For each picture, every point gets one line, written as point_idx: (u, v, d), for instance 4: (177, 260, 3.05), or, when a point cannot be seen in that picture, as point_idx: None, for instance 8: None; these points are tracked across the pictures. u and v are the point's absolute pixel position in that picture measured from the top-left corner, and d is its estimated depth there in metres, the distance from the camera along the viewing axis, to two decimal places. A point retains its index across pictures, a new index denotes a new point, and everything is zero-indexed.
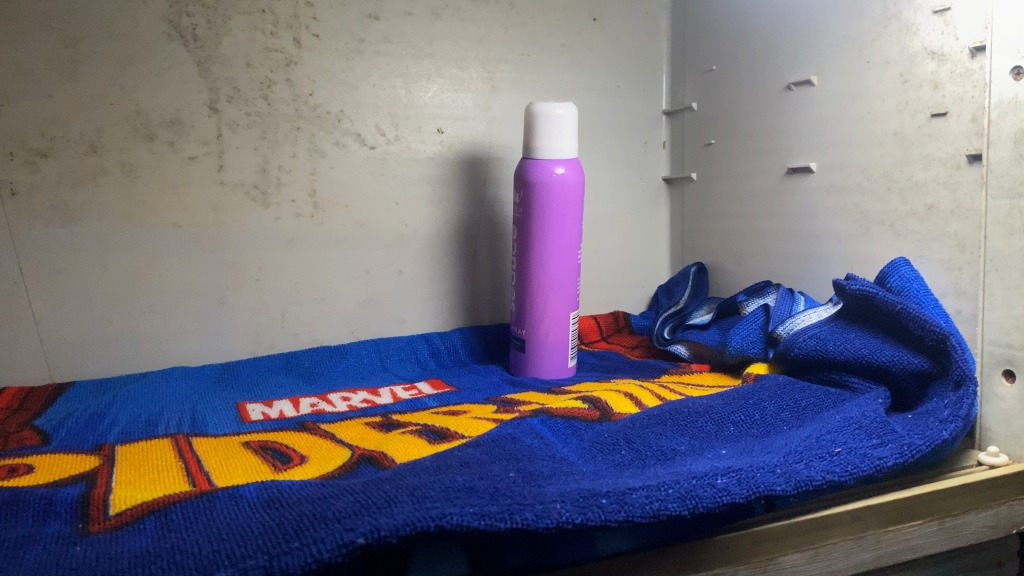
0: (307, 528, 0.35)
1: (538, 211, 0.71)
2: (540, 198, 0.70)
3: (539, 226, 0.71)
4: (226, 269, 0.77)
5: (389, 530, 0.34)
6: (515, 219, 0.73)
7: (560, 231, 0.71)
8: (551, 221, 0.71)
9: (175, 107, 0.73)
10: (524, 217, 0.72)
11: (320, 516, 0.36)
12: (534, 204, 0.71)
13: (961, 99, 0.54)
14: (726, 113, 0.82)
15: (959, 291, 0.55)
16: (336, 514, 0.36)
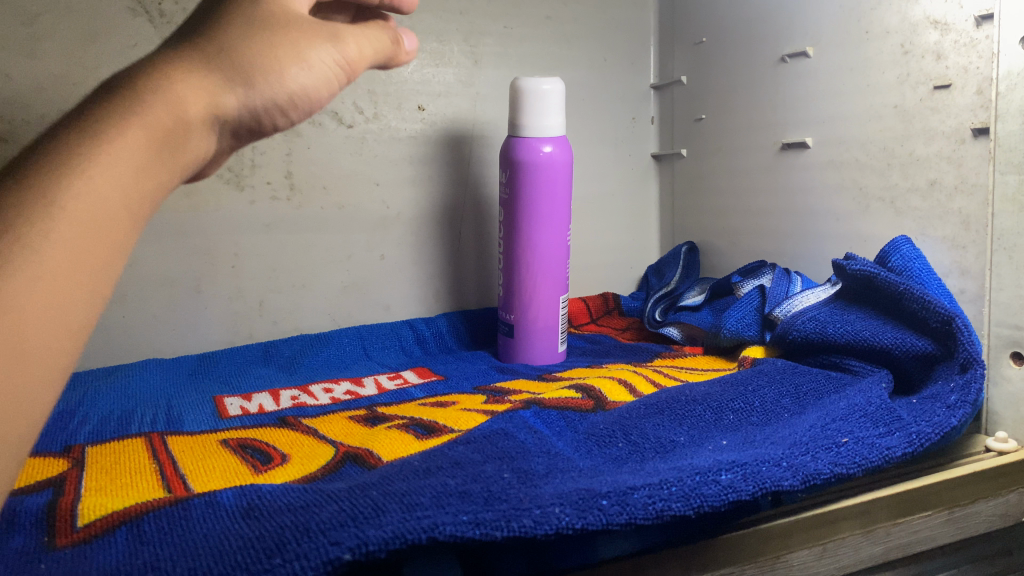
0: (290, 541, 0.32)
1: (526, 191, 0.68)
2: (528, 178, 0.67)
3: (526, 207, 0.68)
4: (201, 255, 0.74)
5: (378, 543, 0.32)
6: (501, 200, 0.71)
7: (548, 212, 0.68)
8: (540, 202, 0.68)
9: None
10: (511, 197, 0.69)
11: (303, 528, 0.33)
12: (522, 185, 0.68)
13: (965, 70, 0.52)
14: (717, 86, 0.80)
15: (963, 270, 0.53)
16: (319, 525, 0.33)
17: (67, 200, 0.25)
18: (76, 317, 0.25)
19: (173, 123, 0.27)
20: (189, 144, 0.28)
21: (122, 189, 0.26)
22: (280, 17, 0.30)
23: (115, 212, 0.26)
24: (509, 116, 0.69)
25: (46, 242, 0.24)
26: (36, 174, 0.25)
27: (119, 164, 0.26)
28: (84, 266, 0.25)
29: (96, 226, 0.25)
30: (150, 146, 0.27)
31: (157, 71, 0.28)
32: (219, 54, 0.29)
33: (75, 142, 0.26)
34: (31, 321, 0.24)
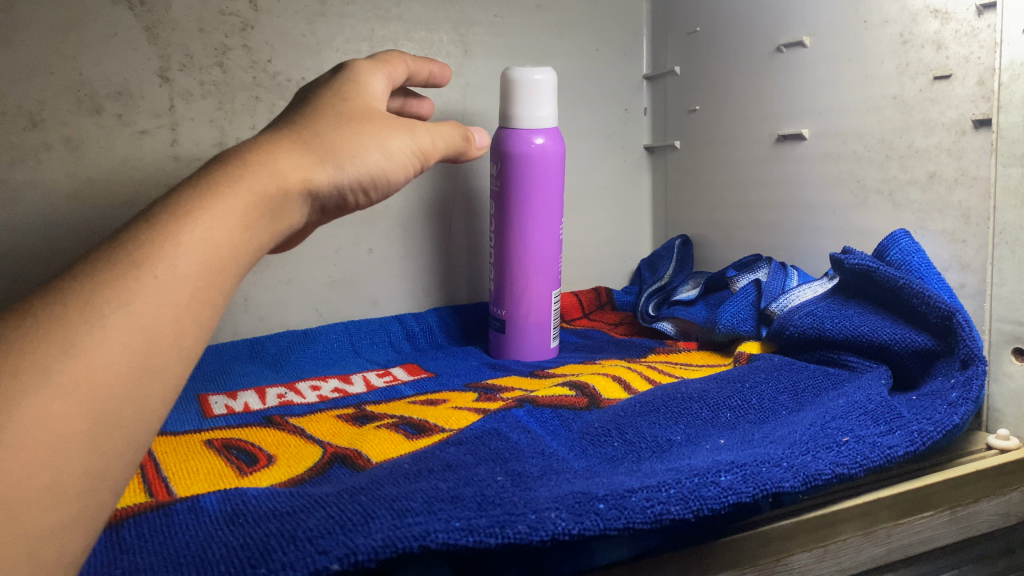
0: (275, 550, 0.31)
1: (518, 184, 0.67)
2: (520, 170, 0.66)
3: (517, 199, 0.67)
4: None
5: (368, 553, 0.31)
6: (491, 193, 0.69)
7: (540, 205, 0.67)
8: (532, 195, 0.67)
9: (123, 77, 0.68)
10: (502, 190, 0.67)
11: (289, 535, 0.32)
12: (513, 177, 0.67)
13: (966, 60, 0.51)
14: (711, 77, 0.78)
15: (963, 264, 0.52)
16: (306, 532, 0.32)
17: (187, 239, 0.28)
18: (186, 344, 0.27)
19: (276, 189, 0.31)
20: (291, 204, 0.32)
21: (232, 237, 0.29)
22: (366, 112, 0.37)
23: (225, 254, 0.29)
24: (500, 107, 0.67)
25: (168, 271, 0.27)
26: (165, 217, 0.28)
27: (233, 213, 0.29)
28: (198, 301, 0.28)
29: (210, 265, 0.28)
30: (262, 199, 0.30)
31: (269, 144, 0.33)
32: (314, 138, 0.34)
33: (197, 193, 0.29)
34: (149, 341, 0.26)
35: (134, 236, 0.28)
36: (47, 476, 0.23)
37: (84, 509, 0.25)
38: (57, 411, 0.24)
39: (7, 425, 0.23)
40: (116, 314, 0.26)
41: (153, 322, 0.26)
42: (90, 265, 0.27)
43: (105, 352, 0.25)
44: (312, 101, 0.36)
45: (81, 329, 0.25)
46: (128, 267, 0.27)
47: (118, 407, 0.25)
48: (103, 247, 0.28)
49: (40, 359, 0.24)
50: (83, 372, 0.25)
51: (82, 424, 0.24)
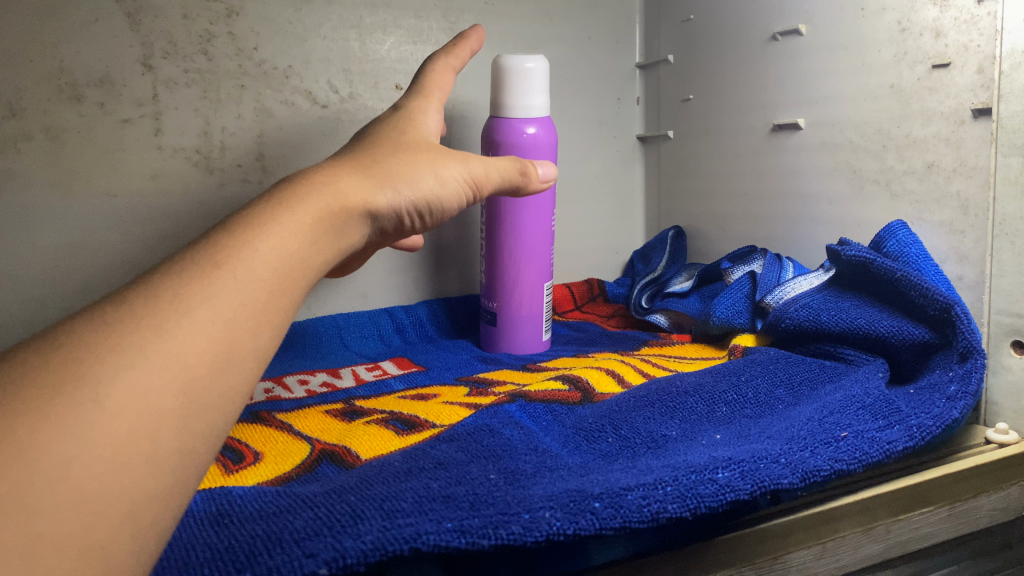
0: (261, 553, 0.30)
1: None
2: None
3: None
4: (168, 243, 0.71)
5: (357, 556, 0.30)
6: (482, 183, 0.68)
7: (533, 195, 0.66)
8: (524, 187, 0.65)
9: (104, 64, 0.66)
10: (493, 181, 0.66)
11: (275, 537, 0.31)
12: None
13: (965, 48, 0.50)
14: (705, 65, 0.77)
15: (961, 255, 0.51)
16: (293, 534, 0.31)
17: (261, 244, 0.29)
18: (260, 344, 0.28)
19: (338, 207, 0.32)
20: (351, 224, 0.33)
21: (302, 247, 0.30)
22: (422, 145, 0.40)
23: (296, 265, 0.30)
24: (491, 96, 0.66)
25: (246, 272, 0.28)
26: (242, 227, 0.30)
27: (301, 225, 0.30)
28: (271, 303, 0.28)
29: (282, 271, 0.29)
30: (326, 216, 0.32)
31: (332, 170, 0.35)
32: (375, 165, 0.36)
33: (269, 206, 0.31)
34: (230, 334, 0.27)
35: (215, 243, 0.29)
36: (142, 449, 0.24)
37: (176, 481, 0.25)
38: (150, 389, 0.24)
39: (107, 396, 0.24)
40: (201, 306, 0.26)
41: (231, 316, 0.27)
42: (177, 265, 0.28)
43: (192, 339, 0.26)
44: (375, 137, 0.39)
45: (169, 317, 0.26)
46: (209, 267, 0.28)
47: (204, 393, 0.26)
48: (187, 252, 0.29)
49: (136, 338, 0.25)
50: (174, 356, 0.25)
51: (173, 403, 0.25)
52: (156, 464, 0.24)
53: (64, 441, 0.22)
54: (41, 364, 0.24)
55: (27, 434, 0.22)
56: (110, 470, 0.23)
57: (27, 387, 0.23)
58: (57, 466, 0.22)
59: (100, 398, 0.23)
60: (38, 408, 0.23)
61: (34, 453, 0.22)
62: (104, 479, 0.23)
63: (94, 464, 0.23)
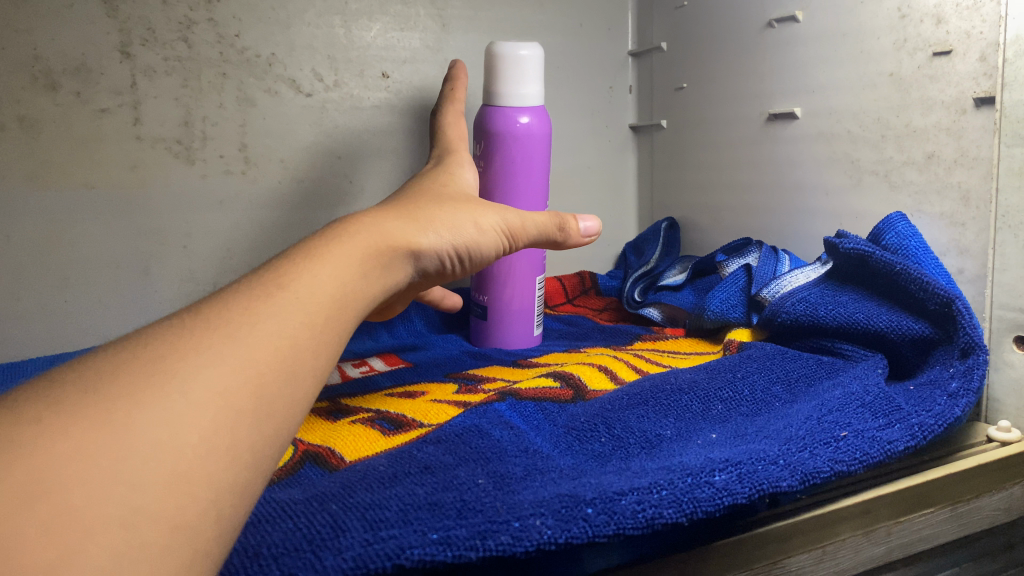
0: (235, 570, 0.28)
1: (501, 165, 0.64)
2: (504, 150, 0.63)
3: (501, 180, 0.64)
4: (148, 235, 0.69)
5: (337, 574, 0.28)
6: (473, 174, 0.66)
7: (526, 186, 0.64)
8: (516, 177, 0.64)
9: (80, 51, 0.64)
10: (485, 170, 0.65)
11: (251, 552, 0.29)
12: (497, 158, 0.64)
13: (967, 35, 0.49)
14: (699, 53, 0.76)
15: (961, 248, 0.50)
16: (271, 549, 0.29)
17: (322, 274, 0.33)
18: (316, 364, 0.31)
19: (387, 245, 0.37)
20: (399, 259, 0.37)
21: (357, 281, 0.34)
22: (459, 199, 0.45)
23: (348, 296, 0.33)
24: (483, 84, 0.64)
25: (306, 293, 0.32)
26: (301, 260, 0.33)
27: (356, 258, 0.34)
28: (328, 326, 0.32)
29: (337, 300, 0.32)
30: (375, 252, 0.36)
31: (380, 213, 0.39)
32: (417, 210, 0.41)
33: (327, 240, 0.35)
34: (293, 348, 0.30)
35: (278, 272, 0.33)
36: (224, 439, 0.26)
37: (245, 476, 0.27)
38: (226, 388, 0.27)
39: (192, 389, 0.26)
40: (267, 321, 0.30)
41: (293, 333, 0.30)
42: (247, 288, 0.32)
43: (257, 348, 0.29)
44: (417, 191, 0.45)
45: (241, 327, 0.29)
46: (275, 290, 0.31)
47: (271, 400, 0.28)
48: (255, 278, 0.33)
49: (212, 345, 0.28)
50: (244, 360, 0.28)
51: (246, 403, 0.27)
52: (234, 455, 0.26)
53: (154, 426, 0.25)
54: (132, 360, 0.27)
55: (122, 415, 0.25)
56: (196, 453, 0.25)
57: (123, 377, 0.26)
58: (149, 447, 0.25)
59: (185, 390, 0.26)
60: (134, 395, 0.26)
61: (129, 434, 0.25)
62: (192, 461, 0.25)
63: (183, 449, 0.25)
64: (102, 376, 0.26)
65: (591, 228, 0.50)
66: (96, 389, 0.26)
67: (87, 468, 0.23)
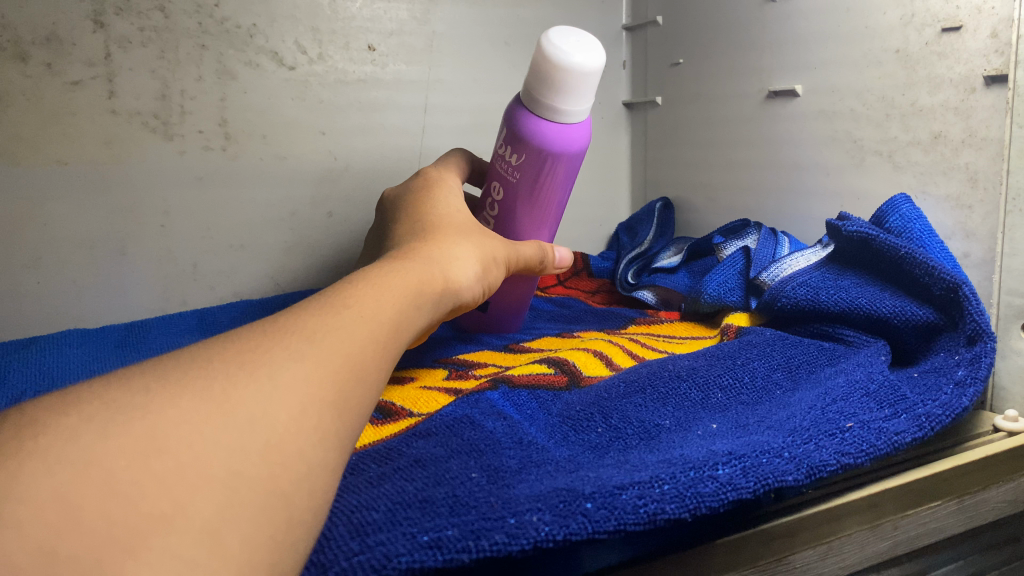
0: None
1: (535, 182, 0.55)
2: (542, 165, 0.54)
3: (532, 193, 0.56)
4: (124, 214, 0.67)
5: None
6: (497, 171, 0.57)
7: (554, 198, 0.57)
8: (549, 194, 0.56)
9: (50, 21, 0.62)
10: (517, 179, 0.55)
11: None
12: (533, 170, 0.55)
13: (978, 11, 0.47)
14: (696, 27, 0.74)
15: (968, 232, 0.49)
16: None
17: (385, 300, 0.34)
18: (385, 373, 0.32)
19: (437, 281, 0.39)
20: (447, 287, 0.40)
21: (413, 311, 0.35)
22: (472, 223, 0.47)
23: (407, 317, 0.34)
24: (530, 76, 0.52)
25: (372, 311, 0.33)
26: (359, 283, 0.35)
27: (408, 288, 0.36)
28: (390, 342, 0.32)
29: (401, 326, 0.34)
30: (427, 280, 0.38)
31: (419, 244, 0.42)
32: (446, 237, 0.44)
33: (385, 271, 0.37)
34: (364, 355, 0.30)
35: (336, 293, 0.34)
36: (311, 420, 0.27)
37: (327, 455, 0.27)
38: (308, 380, 0.28)
39: (279, 376, 0.27)
40: (340, 330, 0.31)
41: (363, 341, 0.31)
42: (313, 302, 0.33)
43: (333, 349, 0.29)
44: (433, 210, 0.48)
45: (316, 334, 0.30)
46: (340, 306, 0.32)
47: (345, 398, 0.28)
48: (318, 297, 0.34)
49: (293, 345, 0.29)
50: (319, 357, 0.29)
51: (328, 395, 0.28)
52: (321, 435, 0.27)
53: (249, 404, 0.26)
54: (226, 350, 0.28)
55: (221, 392, 0.26)
56: (287, 430, 0.26)
57: (217, 365, 0.27)
58: (246, 422, 0.25)
59: (275, 374, 0.27)
60: (231, 377, 0.26)
61: (230, 408, 0.25)
62: (283, 436, 0.26)
63: (276, 425, 0.26)
64: (199, 361, 0.27)
65: (565, 255, 0.57)
66: (196, 371, 0.27)
67: (197, 432, 0.24)
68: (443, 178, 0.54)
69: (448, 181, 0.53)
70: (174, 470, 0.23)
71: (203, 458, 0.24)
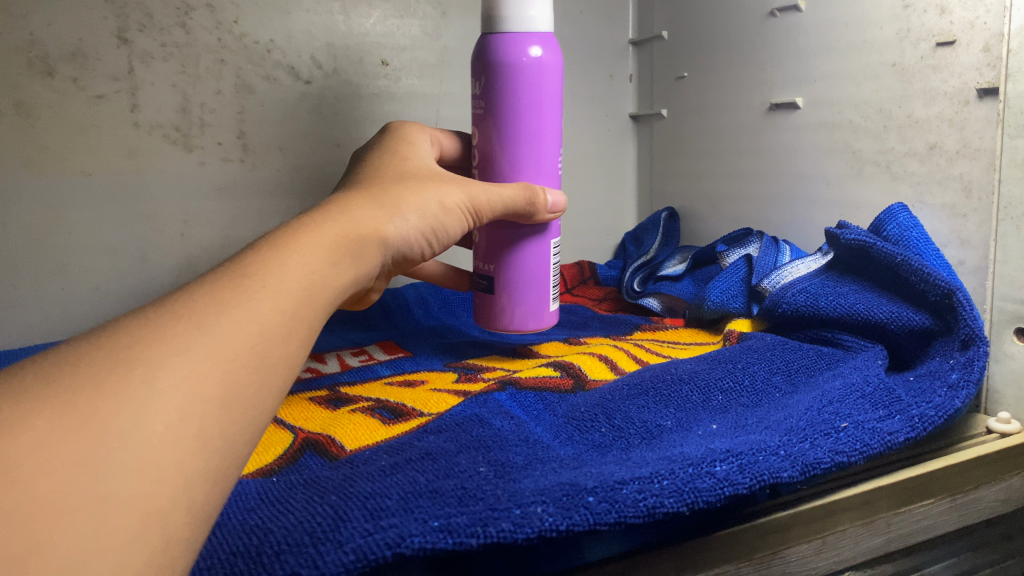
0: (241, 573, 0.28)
1: (507, 105, 0.52)
2: (509, 86, 0.51)
3: (507, 124, 0.52)
4: (145, 222, 0.69)
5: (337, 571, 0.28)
6: (473, 117, 0.54)
7: (536, 130, 0.52)
8: (523, 116, 0.52)
9: (76, 37, 0.65)
10: (489, 111, 0.53)
11: (255, 553, 0.29)
12: (502, 95, 0.52)
13: (972, 26, 0.48)
14: (700, 41, 0.76)
15: (963, 240, 0.50)
16: (273, 547, 0.29)
17: (290, 264, 0.31)
18: (300, 346, 0.29)
19: (354, 237, 0.36)
20: (370, 246, 0.37)
21: (326, 267, 0.33)
22: (422, 176, 0.45)
23: (325, 276, 0.32)
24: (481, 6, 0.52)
25: (279, 279, 0.30)
26: (274, 244, 0.32)
27: (319, 246, 0.33)
28: (303, 309, 0.30)
29: (310, 291, 0.31)
30: (348, 236, 0.36)
31: (349, 202, 0.39)
32: (378, 194, 0.41)
33: (295, 230, 0.34)
34: (265, 339, 0.28)
35: (247, 259, 0.31)
36: (192, 426, 0.24)
37: (224, 462, 0.25)
38: (192, 375, 0.25)
39: (156, 377, 0.24)
40: (237, 312, 0.28)
41: (267, 320, 0.28)
42: (214, 275, 0.30)
43: (229, 335, 0.27)
44: (377, 170, 0.45)
45: (205, 319, 0.27)
46: (241, 277, 0.29)
47: (238, 389, 0.26)
48: (222, 266, 0.31)
49: (179, 334, 0.26)
50: (215, 347, 0.26)
51: (215, 392, 0.25)
52: (207, 442, 0.24)
53: (122, 414, 0.23)
54: (102, 350, 0.25)
55: (86, 405, 0.23)
56: (162, 442, 0.23)
57: (85, 372, 0.24)
58: (117, 440, 0.23)
59: (151, 377, 0.24)
60: (97, 386, 0.24)
61: (98, 428, 0.23)
62: (159, 451, 0.23)
63: (151, 439, 0.23)
64: (69, 367, 0.24)
65: (559, 202, 0.53)
66: (62, 380, 0.24)
67: (60, 454, 0.22)
68: (409, 134, 0.52)
69: (413, 142, 0.50)
70: (76, 488, 0.21)
71: (97, 478, 0.22)
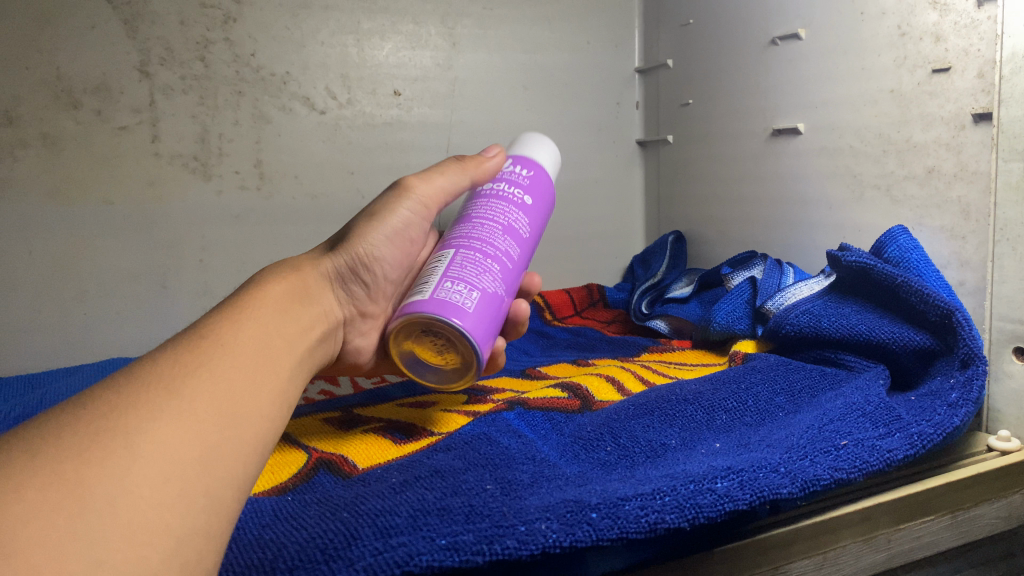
0: None
1: None
2: None
3: None
4: (165, 249, 0.72)
5: None
6: None
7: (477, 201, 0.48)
8: None
9: (100, 71, 0.68)
10: None
11: (270, 567, 0.30)
12: None
13: (966, 53, 0.50)
14: (702, 71, 0.78)
15: (962, 261, 0.51)
16: (288, 562, 0.30)
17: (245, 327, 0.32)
18: (265, 401, 0.30)
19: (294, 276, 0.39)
20: (308, 286, 0.39)
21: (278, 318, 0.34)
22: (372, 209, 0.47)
23: (273, 340, 0.33)
24: None
25: (232, 337, 0.31)
26: (223, 314, 0.33)
27: (265, 291, 0.36)
28: (262, 366, 0.31)
29: (267, 355, 0.32)
30: (287, 285, 0.38)
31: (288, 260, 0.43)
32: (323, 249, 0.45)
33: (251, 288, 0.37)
34: (232, 397, 0.28)
35: (204, 325, 0.32)
36: (175, 487, 0.24)
37: (211, 519, 0.24)
38: (169, 438, 0.25)
39: (137, 443, 0.24)
40: (207, 377, 0.28)
41: (232, 381, 0.29)
42: (179, 342, 0.30)
43: (200, 396, 0.27)
44: None
45: (173, 384, 0.27)
46: (202, 343, 0.30)
47: (215, 445, 0.26)
48: (187, 332, 0.31)
49: (153, 401, 0.26)
50: (187, 407, 0.26)
51: (193, 450, 0.25)
52: (191, 500, 0.24)
53: (110, 480, 0.22)
54: (75, 421, 0.24)
55: (73, 473, 0.22)
56: (149, 502, 0.23)
57: (67, 441, 0.23)
58: (104, 503, 0.22)
59: (132, 443, 0.24)
60: (80, 454, 0.23)
61: (83, 491, 0.22)
62: (147, 512, 0.22)
63: (136, 501, 0.22)
64: (41, 441, 0.23)
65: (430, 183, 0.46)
66: (42, 451, 0.23)
67: (54, 522, 0.21)
68: None
69: None
70: (73, 556, 0.20)
71: (92, 543, 0.21)
